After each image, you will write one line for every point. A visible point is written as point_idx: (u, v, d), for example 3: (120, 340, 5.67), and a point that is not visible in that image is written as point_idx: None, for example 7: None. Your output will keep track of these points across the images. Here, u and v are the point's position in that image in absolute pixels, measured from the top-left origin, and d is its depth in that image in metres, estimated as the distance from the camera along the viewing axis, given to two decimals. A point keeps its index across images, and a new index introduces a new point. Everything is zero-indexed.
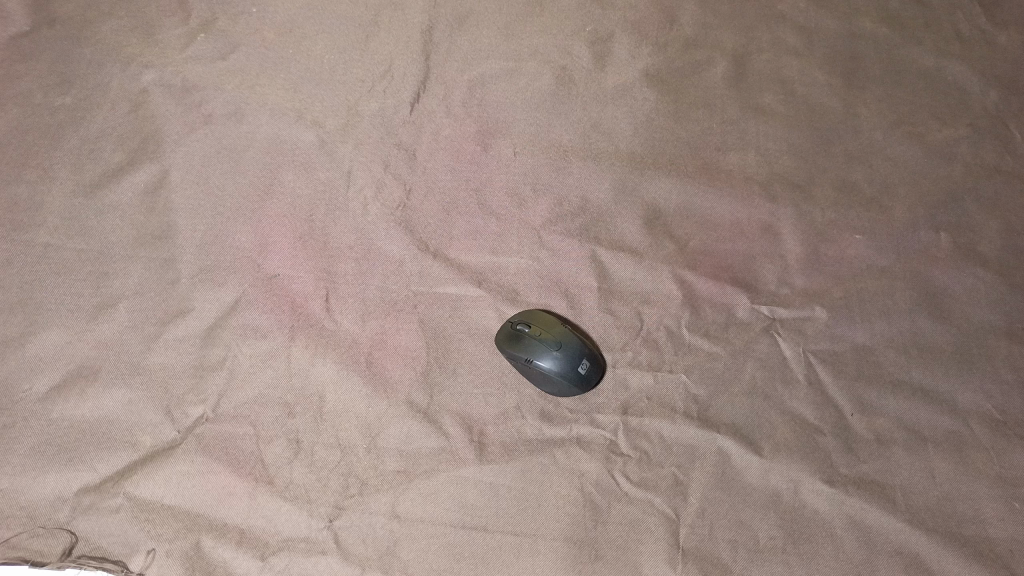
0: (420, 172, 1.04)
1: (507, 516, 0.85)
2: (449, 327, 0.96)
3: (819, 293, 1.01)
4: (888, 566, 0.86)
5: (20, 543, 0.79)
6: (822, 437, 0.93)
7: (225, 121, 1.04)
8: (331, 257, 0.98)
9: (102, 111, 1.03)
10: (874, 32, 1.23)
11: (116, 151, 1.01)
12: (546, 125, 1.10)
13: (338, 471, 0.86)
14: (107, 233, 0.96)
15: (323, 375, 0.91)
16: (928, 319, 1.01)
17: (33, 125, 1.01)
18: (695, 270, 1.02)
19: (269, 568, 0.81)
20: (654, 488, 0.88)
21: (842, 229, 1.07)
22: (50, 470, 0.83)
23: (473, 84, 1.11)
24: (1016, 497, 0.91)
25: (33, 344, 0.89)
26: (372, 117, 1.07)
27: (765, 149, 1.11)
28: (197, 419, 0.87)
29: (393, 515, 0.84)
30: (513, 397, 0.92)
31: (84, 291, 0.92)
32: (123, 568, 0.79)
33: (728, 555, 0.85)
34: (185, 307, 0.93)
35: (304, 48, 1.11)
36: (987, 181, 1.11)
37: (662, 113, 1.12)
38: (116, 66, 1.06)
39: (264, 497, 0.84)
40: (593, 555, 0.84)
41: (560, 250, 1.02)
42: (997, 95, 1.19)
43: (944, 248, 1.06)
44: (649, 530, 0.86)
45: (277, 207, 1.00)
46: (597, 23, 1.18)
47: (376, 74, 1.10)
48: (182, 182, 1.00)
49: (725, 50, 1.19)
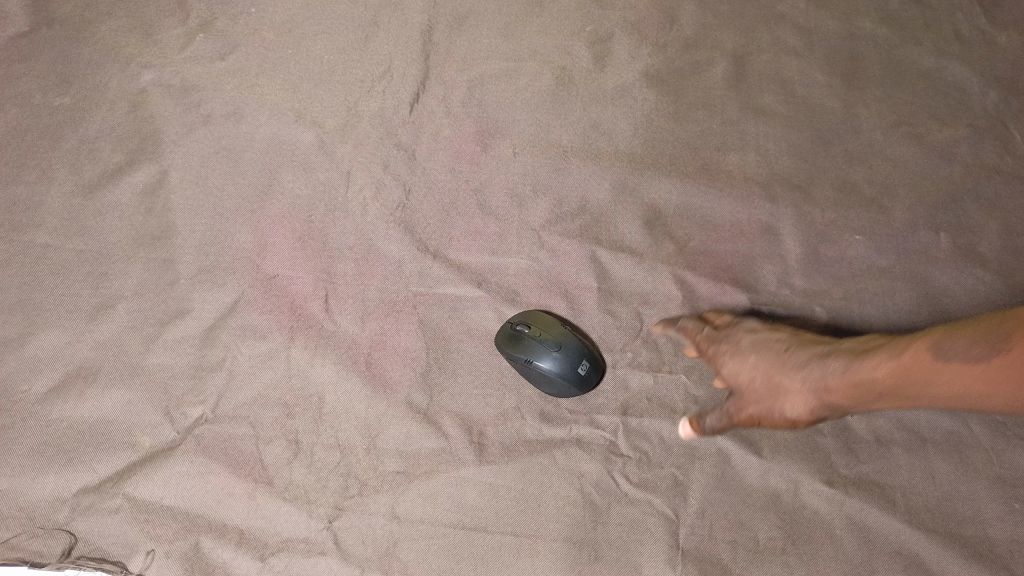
0: (420, 172, 1.03)
1: (507, 516, 0.88)
2: (449, 327, 0.96)
3: (819, 294, 1.04)
4: (887, 566, 0.89)
5: (20, 544, 0.81)
6: (822, 437, 0.94)
7: (224, 121, 1.02)
8: (331, 258, 0.97)
9: (101, 110, 1.00)
10: (875, 31, 1.22)
11: (116, 151, 0.98)
12: (546, 125, 1.08)
13: (338, 472, 0.88)
14: (107, 232, 0.95)
15: (323, 376, 0.91)
16: (928, 320, 1.04)
17: (34, 126, 0.98)
18: (695, 270, 1.03)
19: (269, 568, 0.83)
20: (654, 488, 0.91)
21: (842, 229, 1.08)
22: (50, 471, 0.84)
23: (473, 85, 1.08)
24: (1016, 497, 0.93)
25: (32, 344, 0.89)
26: (372, 118, 1.04)
27: (765, 149, 1.11)
28: (196, 420, 0.88)
29: (394, 516, 0.87)
30: (513, 397, 0.93)
31: (83, 291, 0.92)
32: (123, 568, 0.82)
33: (727, 555, 0.88)
34: (184, 307, 0.93)
35: (304, 48, 1.07)
36: (986, 182, 1.13)
37: (662, 113, 1.11)
38: (116, 66, 1.02)
39: (264, 497, 0.86)
40: (593, 556, 0.87)
41: (560, 251, 1.02)
42: (997, 95, 1.19)
43: (944, 248, 1.08)
44: (649, 530, 0.89)
45: (277, 208, 0.99)
46: (597, 22, 1.16)
47: (376, 74, 1.07)
48: (183, 182, 0.98)
49: (725, 50, 1.17)
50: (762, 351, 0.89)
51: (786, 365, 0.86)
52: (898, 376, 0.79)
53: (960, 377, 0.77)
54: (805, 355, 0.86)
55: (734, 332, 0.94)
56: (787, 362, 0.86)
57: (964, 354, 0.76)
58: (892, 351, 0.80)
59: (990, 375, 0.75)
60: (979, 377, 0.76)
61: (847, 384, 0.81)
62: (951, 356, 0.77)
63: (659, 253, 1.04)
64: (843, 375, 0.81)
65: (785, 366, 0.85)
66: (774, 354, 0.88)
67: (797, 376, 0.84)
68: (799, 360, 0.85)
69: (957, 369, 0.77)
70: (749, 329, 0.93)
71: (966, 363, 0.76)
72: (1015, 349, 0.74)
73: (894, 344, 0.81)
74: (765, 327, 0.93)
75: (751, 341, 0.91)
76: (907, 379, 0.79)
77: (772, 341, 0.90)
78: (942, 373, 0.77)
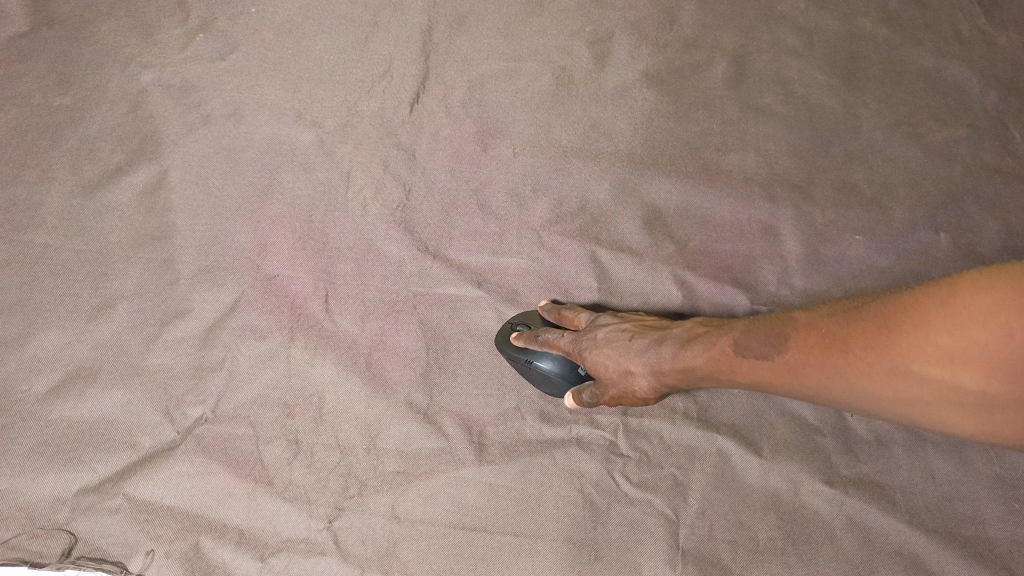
0: (420, 172, 1.03)
1: (507, 516, 0.88)
2: (449, 327, 0.96)
3: (818, 294, 1.04)
4: (887, 566, 0.90)
5: (20, 544, 0.81)
6: (822, 437, 0.95)
7: (224, 121, 1.01)
8: (331, 258, 0.97)
9: (101, 110, 0.98)
10: (875, 31, 1.22)
11: (116, 151, 0.97)
12: (546, 126, 1.08)
13: (338, 472, 0.88)
14: (107, 233, 0.94)
15: (323, 376, 0.92)
16: None
17: (33, 126, 0.96)
18: (695, 271, 1.04)
19: (269, 568, 0.84)
20: (654, 489, 0.91)
21: (842, 229, 1.08)
22: (49, 471, 0.84)
23: (473, 85, 1.08)
24: (1016, 497, 0.94)
25: (32, 344, 0.88)
26: (372, 118, 1.04)
27: (765, 149, 1.11)
28: (197, 419, 0.89)
29: (394, 516, 0.87)
30: (513, 397, 0.94)
31: (83, 290, 0.91)
32: (123, 568, 0.82)
33: (728, 556, 0.89)
34: (184, 307, 0.93)
35: (304, 49, 1.06)
36: (986, 182, 1.13)
37: (662, 114, 1.11)
38: (116, 66, 1.01)
39: (264, 497, 0.86)
40: (593, 556, 0.88)
41: (559, 251, 1.02)
42: (997, 95, 1.19)
43: (944, 248, 1.08)
44: (649, 530, 0.89)
45: (277, 208, 0.98)
46: (597, 22, 1.15)
47: (375, 74, 1.06)
48: (183, 182, 0.97)
49: (725, 50, 1.17)
50: (611, 337, 0.86)
51: (631, 352, 0.84)
52: (711, 365, 0.77)
53: (753, 370, 0.74)
54: (645, 342, 0.84)
55: (588, 324, 0.91)
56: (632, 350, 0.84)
57: (759, 349, 0.72)
58: (709, 343, 0.78)
59: (776, 371, 0.72)
60: (771, 373, 0.72)
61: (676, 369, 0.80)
62: (748, 351, 0.73)
63: (659, 253, 1.04)
64: (672, 361, 0.80)
65: (630, 354, 0.84)
66: (620, 342, 0.85)
67: (638, 361, 0.83)
68: (640, 347, 0.84)
69: (750, 364, 0.73)
70: (601, 319, 0.90)
71: (760, 359, 0.73)
72: (796, 347, 0.70)
73: (713, 336, 0.79)
74: (616, 315, 0.91)
75: (601, 330, 0.88)
76: (719, 369, 0.77)
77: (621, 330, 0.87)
78: (741, 365, 0.74)
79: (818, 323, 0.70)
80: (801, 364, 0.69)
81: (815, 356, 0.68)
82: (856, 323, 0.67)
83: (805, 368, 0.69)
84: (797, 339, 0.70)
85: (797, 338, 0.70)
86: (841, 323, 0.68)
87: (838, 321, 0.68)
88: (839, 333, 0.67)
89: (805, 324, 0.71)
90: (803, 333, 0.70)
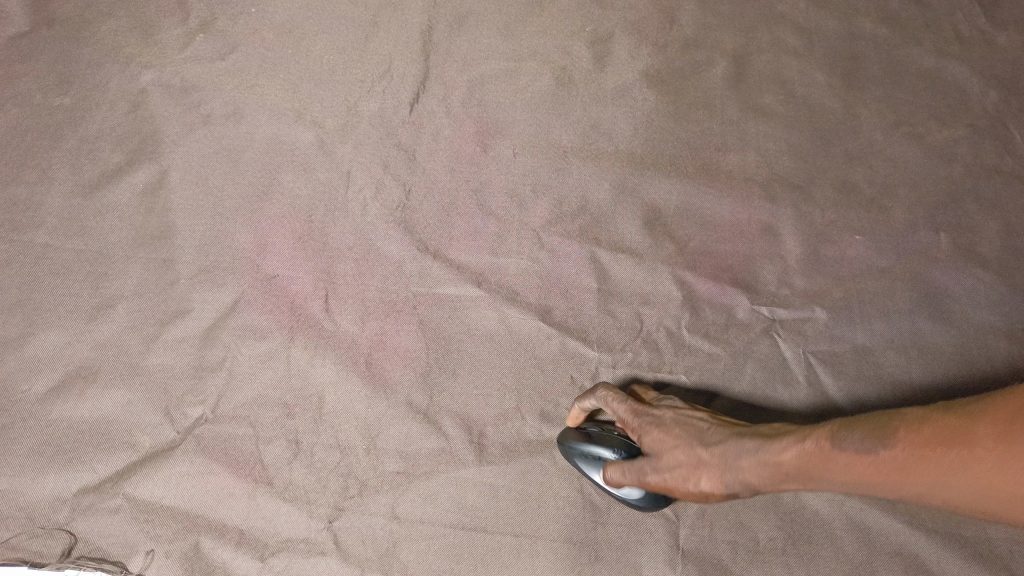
0: (420, 172, 1.03)
1: (507, 517, 0.89)
2: (449, 327, 0.96)
3: (819, 294, 1.04)
4: (887, 566, 0.90)
5: (20, 544, 0.82)
6: None
7: (224, 121, 1.01)
8: (331, 258, 0.97)
9: (101, 110, 0.98)
10: (875, 31, 1.21)
11: (115, 151, 0.97)
12: (546, 126, 1.08)
13: (338, 472, 0.88)
14: (107, 233, 0.94)
15: (323, 376, 0.92)
16: (928, 319, 1.05)
17: (33, 126, 0.96)
18: (695, 271, 1.04)
19: (269, 567, 0.85)
20: None
21: (842, 229, 1.08)
22: (49, 471, 0.84)
23: (473, 85, 1.08)
24: None
25: (32, 344, 0.88)
26: (372, 118, 1.04)
27: (765, 149, 1.11)
28: (196, 420, 0.89)
29: (393, 516, 0.88)
30: (513, 398, 0.94)
31: (83, 291, 0.91)
32: (123, 568, 0.83)
33: (728, 556, 0.89)
34: (184, 307, 0.92)
35: (304, 48, 1.06)
36: (986, 182, 1.13)
37: (662, 114, 1.11)
38: (115, 66, 1.00)
39: (264, 497, 0.87)
40: (592, 556, 0.88)
41: (560, 251, 1.02)
42: (997, 95, 1.19)
43: (944, 248, 1.08)
44: (649, 531, 0.90)
45: (277, 207, 0.98)
46: (597, 22, 1.15)
47: (375, 74, 1.06)
48: (182, 182, 0.97)
49: (726, 50, 1.17)
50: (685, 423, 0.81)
51: (704, 440, 0.77)
52: (800, 463, 0.70)
53: (854, 469, 0.67)
54: (721, 432, 0.78)
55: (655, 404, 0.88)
56: (706, 437, 0.78)
57: (862, 444, 0.67)
58: (802, 435, 0.72)
59: (882, 469, 0.65)
60: (878, 473, 0.66)
61: (755, 463, 0.73)
62: (845, 447, 0.68)
63: (659, 254, 1.04)
64: (754, 455, 0.73)
65: (703, 441, 0.77)
66: (694, 428, 0.80)
67: (711, 449, 0.76)
68: (717, 436, 0.77)
69: (850, 461, 0.67)
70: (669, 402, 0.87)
71: (863, 455, 0.66)
72: (910, 442, 0.65)
73: (803, 430, 0.73)
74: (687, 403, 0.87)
75: (671, 412, 0.84)
76: (810, 467, 0.69)
77: (695, 419, 0.81)
78: (838, 462, 0.68)
79: (926, 419, 0.66)
80: (915, 464, 0.64)
81: (932, 453, 0.63)
82: (972, 415, 0.63)
83: (919, 467, 0.64)
84: (908, 437, 0.65)
85: (908, 433, 0.65)
86: (958, 418, 0.64)
87: (952, 420, 0.64)
88: (956, 427, 0.63)
89: (912, 421, 0.66)
90: (913, 428, 0.65)
